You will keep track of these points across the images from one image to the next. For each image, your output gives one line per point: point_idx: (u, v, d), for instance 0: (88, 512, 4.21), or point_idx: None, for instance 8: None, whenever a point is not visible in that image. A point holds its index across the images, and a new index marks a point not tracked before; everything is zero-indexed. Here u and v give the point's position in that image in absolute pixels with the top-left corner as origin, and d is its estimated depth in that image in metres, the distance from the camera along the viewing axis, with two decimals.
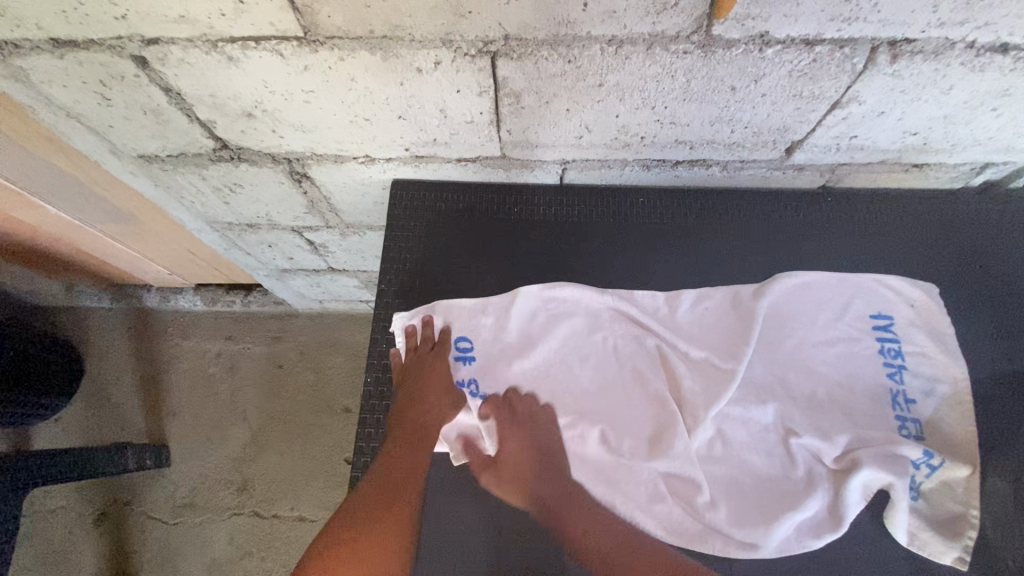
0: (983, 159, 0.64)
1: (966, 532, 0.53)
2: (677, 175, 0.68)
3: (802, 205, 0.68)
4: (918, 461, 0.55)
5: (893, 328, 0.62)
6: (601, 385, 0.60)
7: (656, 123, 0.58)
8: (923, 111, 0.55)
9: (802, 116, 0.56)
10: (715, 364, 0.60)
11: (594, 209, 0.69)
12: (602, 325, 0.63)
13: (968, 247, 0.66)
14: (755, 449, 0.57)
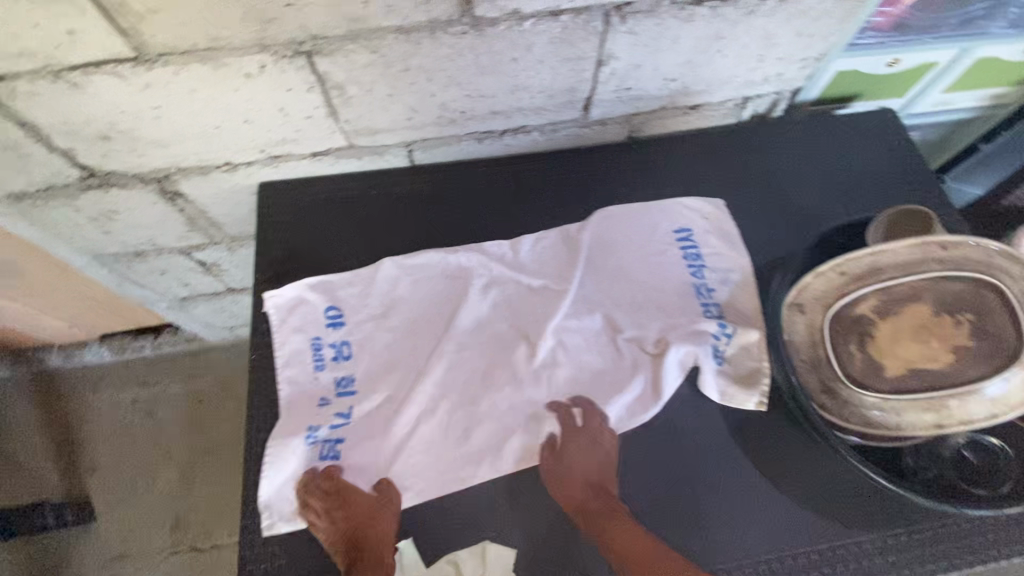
0: (738, 95, 0.80)
1: (763, 381, 0.66)
2: (506, 143, 0.80)
3: (614, 154, 0.83)
4: (716, 332, 0.68)
5: (693, 237, 0.76)
6: (460, 323, 0.69)
7: (467, 98, 0.70)
8: (668, 59, 0.69)
9: (579, 75, 0.69)
10: (551, 290, 0.72)
11: (442, 182, 0.80)
12: (457, 274, 0.73)
13: (742, 168, 0.82)
14: (591, 350, 0.69)
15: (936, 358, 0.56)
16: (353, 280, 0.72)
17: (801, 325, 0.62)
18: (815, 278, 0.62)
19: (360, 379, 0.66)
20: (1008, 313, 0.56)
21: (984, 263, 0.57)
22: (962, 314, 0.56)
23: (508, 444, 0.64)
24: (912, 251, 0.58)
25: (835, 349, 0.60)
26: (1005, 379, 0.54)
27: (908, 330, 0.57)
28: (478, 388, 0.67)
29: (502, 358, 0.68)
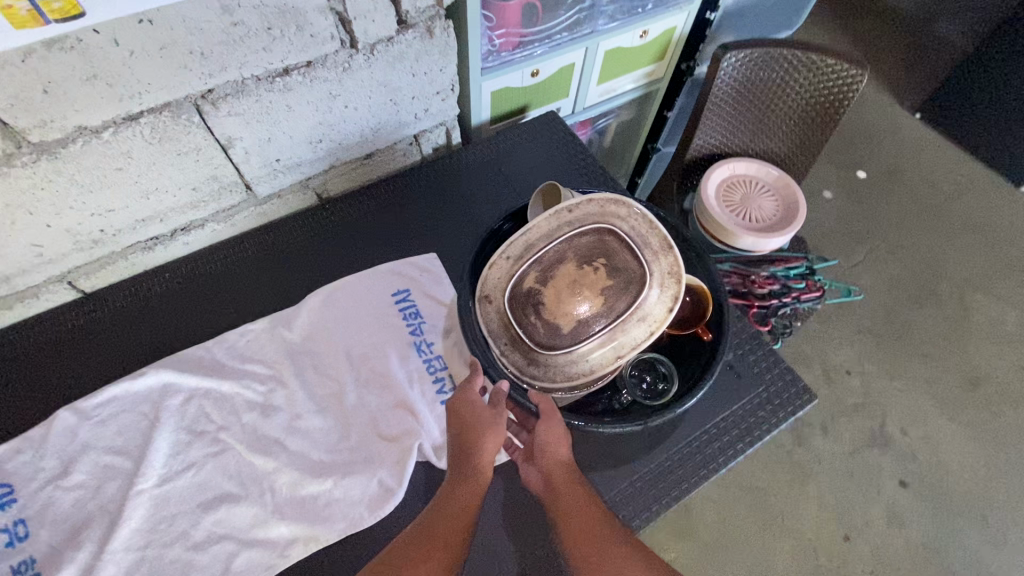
0: (403, 136, 0.86)
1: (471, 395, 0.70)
2: (186, 242, 0.78)
3: (306, 220, 0.83)
4: (434, 371, 0.73)
5: (397, 280, 0.79)
6: (158, 447, 0.64)
7: (96, 217, 0.66)
8: (297, 126, 0.71)
9: (211, 163, 0.69)
10: (258, 377, 0.70)
11: (123, 302, 0.75)
12: (149, 395, 0.68)
13: (433, 199, 0.88)
14: (310, 419, 0.68)
15: (593, 305, 0.61)
16: (22, 445, 0.64)
17: (493, 315, 0.64)
18: (490, 269, 0.65)
19: (45, 555, 0.59)
20: (628, 248, 0.62)
21: (600, 213, 0.64)
22: (597, 261, 0.61)
23: (234, 558, 0.60)
24: (547, 223, 0.64)
25: (520, 328, 0.62)
26: (649, 297, 0.62)
27: (564, 289, 0.60)
28: (192, 509, 0.62)
29: (213, 467, 0.64)
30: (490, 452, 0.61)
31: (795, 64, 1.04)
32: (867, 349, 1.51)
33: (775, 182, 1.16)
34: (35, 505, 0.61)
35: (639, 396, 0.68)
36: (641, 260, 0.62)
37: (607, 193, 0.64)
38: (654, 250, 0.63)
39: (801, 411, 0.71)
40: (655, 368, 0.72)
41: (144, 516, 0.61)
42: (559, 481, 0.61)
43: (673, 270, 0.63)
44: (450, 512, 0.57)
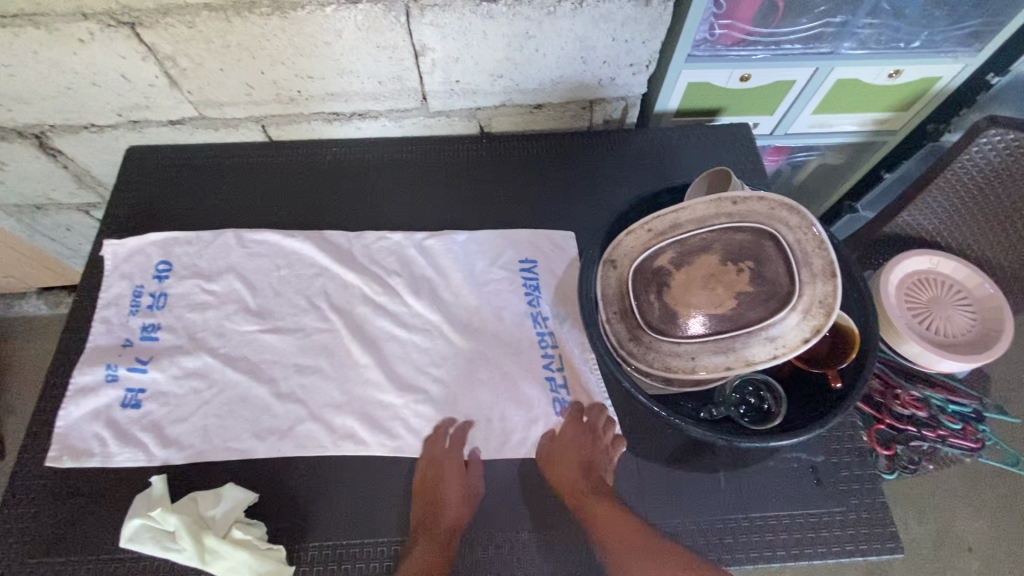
0: (580, 97, 0.83)
1: (533, 365, 0.69)
2: (358, 127, 0.86)
3: (461, 145, 0.87)
4: (514, 325, 0.72)
5: (517, 231, 0.79)
6: (270, 285, 0.74)
7: (299, 78, 0.75)
8: (485, 55, 0.73)
9: (400, 64, 0.74)
10: (365, 263, 0.76)
11: (294, 158, 0.85)
12: (280, 241, 0.77)
13: (583, 168, 0.85)
14: (389, 316, 0.72)
15: (721, 305, 0.59)
16: (183, 238, 0.77)
17: (613, 281, 0.65)
18: (627, 235, 0.65)
19: (163, 327, 0.71)
20: (782, 260, 0.58)
21: (767, 216, 0.60)
22: (742, 262, 0.60)
23: (283, 400, 0.67)
24: (705, 208, 0.61)
25: (636, 301, 0.63)
26: (783, 320, 0.56)
27: (698, 279, 0.61)
28: (270, 346, 0.70)
29: (300, 320, 0.72)
30: (455, 510, 0.60)
31: None
32: (1012, 537, 1.21)
33: (982, 298, 0.94)
34: (174, 287, 0.74)
35: (736, 416, 0.62)
36: (793, 277, 0.57)
37: (779, 195, 0.59)
38: (812, 272, 0.57)
39: (875, 556, 0.60)
40: (759, 392, 0.64)
41: (237, 333, 0.71)
42: (587, 501, 0.60)
43: (825, 302, 0.55)
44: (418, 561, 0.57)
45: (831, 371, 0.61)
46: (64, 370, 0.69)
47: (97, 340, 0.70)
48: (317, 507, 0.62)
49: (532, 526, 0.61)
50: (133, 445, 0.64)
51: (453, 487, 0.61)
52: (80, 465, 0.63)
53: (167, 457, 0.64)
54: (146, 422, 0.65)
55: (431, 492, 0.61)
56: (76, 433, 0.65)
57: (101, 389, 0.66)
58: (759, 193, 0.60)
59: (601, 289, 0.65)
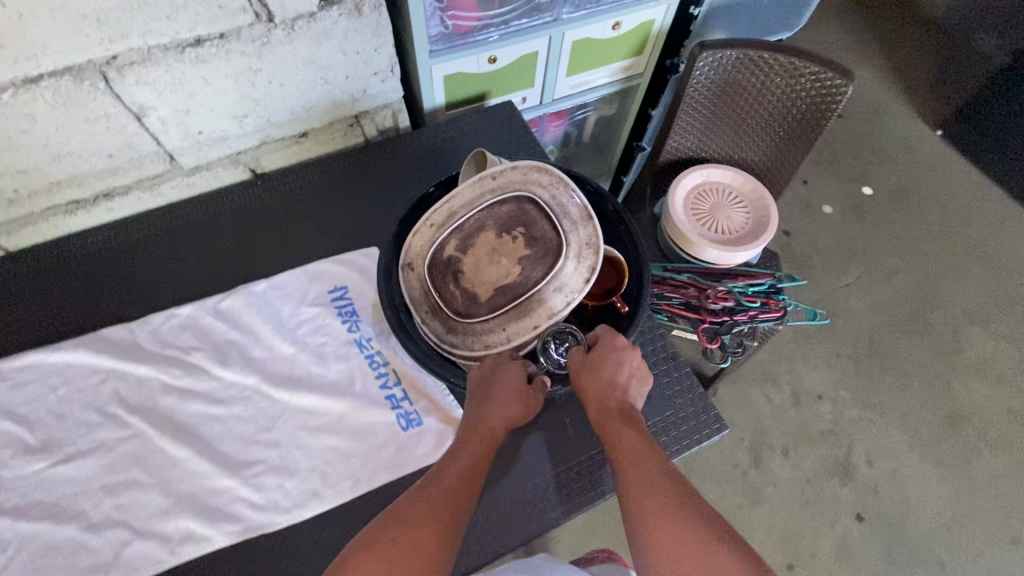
0: (341, 115, 0.83)
1: (368, 389, 0.68)
2: (110, 208, 0.77)
3: (237, 193, 0.82)
4: (340, 357, 0.70)
5: (320, 265, 0.77)
6: (48, 411, 0.65)
7: (5, 176, 0.66)
8: (218, 99, 0.70)
9: (125, 132, 0.68)
10: (158, 350, 0.69)
11: (40, 261, 0.75)
12: (46, 358, 0.67)
13: (369, 181, 0.85)
14: (200, 396, 0.66)
15: (510, 274, 0.62)
16: None
17: (415, 282, 0.66)
18: (412, 236, 0.67)
19: None
20: (546, 218, 0.63)
21: (522, 182, 0.65)
22: (516, 229, 0.63)
23: (98, 531, 0.59)
24: (470, 190, 0.65)
25: (439, 294, 0.64)
26: (564, 267, 0.62)
27: (483, 258, 0.63)
28: (66, 478, 0.61)
29: (95, 437, 0.63)
30: (490, 433, 0.59)
31: (777, 67, 0.98)
32: (843, 374, 1.45)
33: (748, 193, 1.11)
34: None
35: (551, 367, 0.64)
36: (557, 229, 0.62)
37: (528, 161, 0.66)
38: (572, 220, 0.63)
39: (707, 441, 0.68)
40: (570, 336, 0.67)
41: (19, 481, 0.61)
42: (613, 424, 0.58)
43: (590, 242, 0.63)
44: (462, 465, 0.56)
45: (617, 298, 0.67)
46: None
47: None
48: None
49: None
50: None
51: (507, 403, 0.60)
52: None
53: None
54: None
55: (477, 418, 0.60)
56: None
57: None
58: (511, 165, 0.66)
59: (408, 293, 0.66)
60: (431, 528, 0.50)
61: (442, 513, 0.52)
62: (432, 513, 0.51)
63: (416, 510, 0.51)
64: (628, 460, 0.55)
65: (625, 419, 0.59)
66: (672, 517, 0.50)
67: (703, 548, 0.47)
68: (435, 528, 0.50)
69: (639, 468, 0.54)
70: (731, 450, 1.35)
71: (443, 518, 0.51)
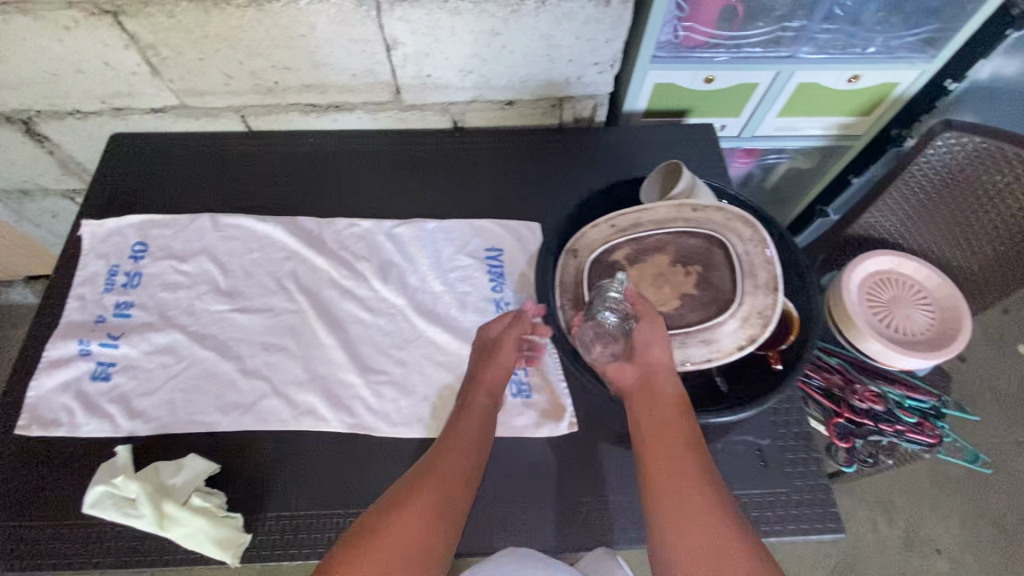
0: (549, 95, 0.86)
1: None
2: (335, 119, 0.88)
3: (436, 139, 0.90)
4: (480, 309, 0.74)
5: (489, 223, 0.81)
6: (241, 267, 0.76)
7: (275, 69, 0.78)
8: (455, 51, 0.76)
9: (372, 58, 0.77)
10: (336, 250, 0.79)
11: (273, 147, 0.88)
12: (253, 226, 0.80)
13: (552, 163, 0.88)
14: (354, 300, 0.75)
15: (666, 304, 0.61)
16: (159, 222, 0.79)
17: (572, 268, 0.67)
18: (592, 227, 0.67)
19: (135, 304, 0.73)
20: (729, 269, 0.60)
21: (721, 225, 0.62)
22: (691, 266, 0.61)
23: (246, 378, 0.69)
24: (665, 211, 0.63)
25: (590, 291, 0.65)
26: (724, 324, 0.59)
27: (648, 277, 0.62)
28: (235, 326, 0.72)
29: (266, 301, 0.74)
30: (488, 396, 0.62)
31: None
32: (978, 539, 1.22)
33: (942, 300, 0.96)
34: (147, 267, 0.76)
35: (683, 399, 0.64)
36: (735, 285, 0.59)
37: (737, 208, 0.61)
38: (755, 283, 0.59)
39: (817, 536, 0.62)
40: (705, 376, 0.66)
41: (203, 314, 0.73)
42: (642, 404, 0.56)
43: (763, 313, 0.58)
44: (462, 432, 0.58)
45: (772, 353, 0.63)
46: (35, 346, 0.71)
47: (70, 313, 0.72)
48: (273, 480, 0.64)
49: (483, 502, 0.62)
50: (100, 418, 0.66)
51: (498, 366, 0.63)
52: (49, 435, 0.65)
53: (132, 429, 0.66)
54: (116, 396, 0.67)
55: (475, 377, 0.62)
56: (46, 405, 0.67)
57: (73, 364, 0.69)
58: (718, 204, 0.62)
59: (560, 276, 0.67)
60: (427, 511, 0.51)
61: (435, 501, 0.52)
62: (421, 513, 0.51)
63: (416, 496, 0.52)
64: (656, 452, 0.54)
65: (656, 402, 0.56)
66: (700, 507, 0.49)
67: (729, 541, 0.47)
68: (431, 516, 0.51)
69: (674, 459, 0.52)
70: (807, 561, 1.21)
71: (440, 504, 0.52)
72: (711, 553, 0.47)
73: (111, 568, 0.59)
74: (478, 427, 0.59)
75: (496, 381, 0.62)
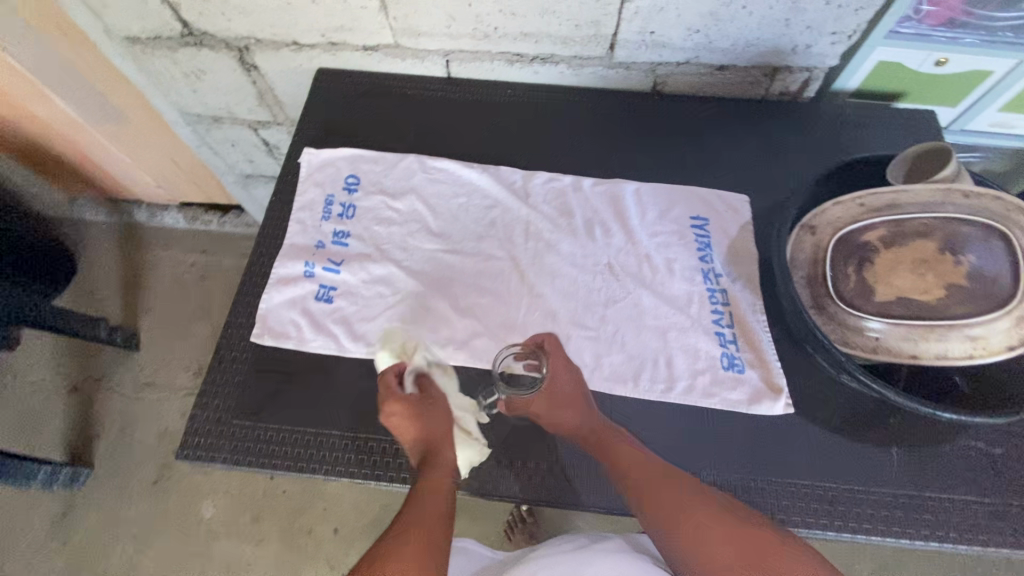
0: (768, 63, 0.82)
1: (701, 319, 0.70)
2: (535, 72, 0.88)
3: (634, 100, 0.88)
4: (688, 278, 0.73)
5: (694, 192, 0.79)
6: (449, 210, 0.78)
7: (500, 15, 0.78)
8: (691, 7, 0.74)
9: (603, 9, 0.75)
10: (540, 203, 0.79)
11: (471, 95, 0.89)
12: (459, 170, 0.81)
13: (756, 136, 0.85)
14: (560, 254, 0.75)
15: (927, 293, 0.58)
16: (370, 158, 0.82)
17: (807, 245, 0.65)
18: (834, 204, 0.64)
19: (353, 234, 0.76)
20: (1008, 262, 0.56)
21: (1000, 215, 0.57)
22: (962, 255, 0.57)
23: (460, 317, 0.70)
24: (934, 193, 0.59)
25: (832, 271, 0.62)
26: (996, 322, 0.55)
27: (908, 262, 0.59)
28: (446, 266, 0.74)
29: (475, 245, 0.75)
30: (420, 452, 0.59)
31: None
32: None
33: None
34: (361, 201, 0.78)
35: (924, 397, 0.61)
36: (1017, 281, 0.55)
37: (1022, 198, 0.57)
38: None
39: None
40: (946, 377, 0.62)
41: (416, 251, 0.75)
42: (609, 446, 0.60)
43: None
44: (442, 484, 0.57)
45: None
46: (261, 262, 0.75)
47: (293, 236, 0.76)
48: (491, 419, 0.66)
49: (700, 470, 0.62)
50: (325, 337, 0.69)
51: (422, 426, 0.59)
52: (279, 346, 0.69)
53: (355, 351, 0.69)
54: (339, 319, 0.70)
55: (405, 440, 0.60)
56: (276, 318, 0.71)
57: (298, 284, 0.72)
58: (997, 192, 0.58)
59: (794, 251, 0.65)
60: (436, 524, 0.54)
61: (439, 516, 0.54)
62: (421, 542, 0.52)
63: (410, 520, 0.53)
64: (620, 477, 0.58)
65: (607, 442, 0.60)
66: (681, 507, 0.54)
67: (715, 525, 0.53)
68: (431, 550, 0.52)
69: (638, 477, 0.57)
70: None
71: (444, 515, 0.55)
72: (711, 541, 0.52)
73: (340, 475, 0.64)
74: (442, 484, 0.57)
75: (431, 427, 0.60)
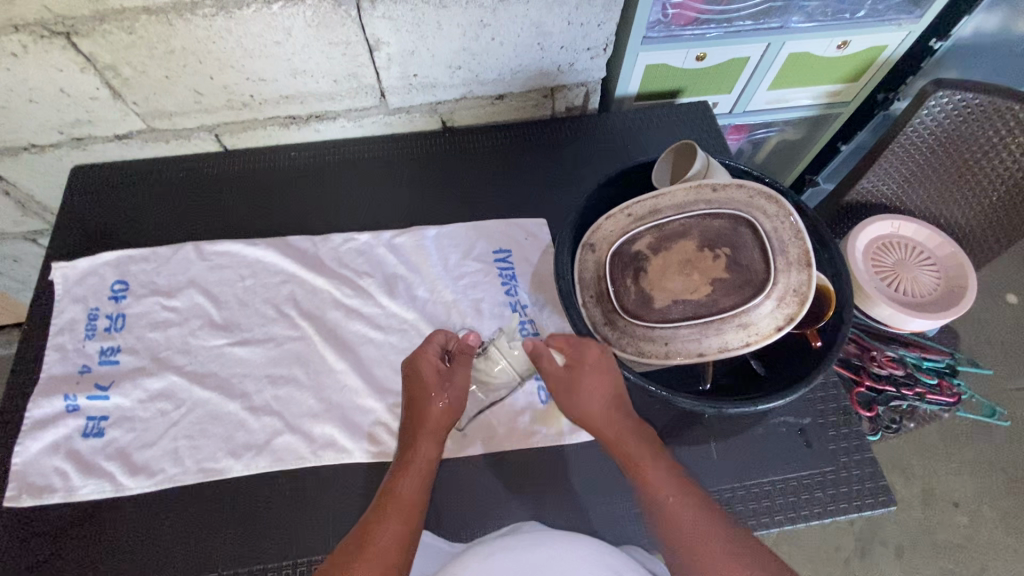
0: (543, 85, 0.83)
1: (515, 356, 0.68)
2: (317, 130, 0.83)
3: (425, 141, 0.85)
4: (498, 316, 0.70)
5: (494, 224, 0.78)
6: (236, 297, 0.71)
7: (251, 82, 0.73)
8: (443, 46, 0.73)
9: (355, 61, 0.72)
10: (336, 267, 0.74)
11: (251, 165, 0.83)
12: (243, 250, 0.74)
13: (550, 154, 0.85)
14: (363, 319, 0.70)
15: (696, 291, 0.59)
16: (139, 256, 0.73)
17: (590, 264, 0.63)
18: (605, 220, 0.64)
19: (125, 348, 0.67)
20: (758, 247, 0.58)
21: (745, 203, 0.60)
22: (719, 248, 0.59)
23: (257, 416, 0.64)
24: (685, 193, 0.61)
25: (614, 285, 0.62)
26: (760, 306, 0.56)
27: (674, 265, 0.60)
28: (237, 361, 0.67)
29: (268, 330, 0.69)
30: (421, 438, 0.56)
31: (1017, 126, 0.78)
32: (992, 489, 1.21)
33: (944, 258, 0.94)
34: (132, 308, 0.70)
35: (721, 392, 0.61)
36: (768, 264, 0.57)
37: (758, 183, 0.60)
38: (788, 260, 0.57)
39: (868, 512, 0.61)
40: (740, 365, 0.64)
41: (201, 351, 0.67)
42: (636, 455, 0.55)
43: (799, 290, 0.56)
44: (414, 478, 0.54)
45: (809, 331, 0.61)
46: (15, 407, 0.64)
47: (51, 367, 0.66)
48: (305, 522, 0.59)
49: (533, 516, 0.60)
50: (95, 477, 0.60)
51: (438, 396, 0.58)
52: (42, 503, 0.59)
53: (136, 486, 0.60)
54: (112, 451, 0.61)
55: (416, 418, 0.57)
56: (35, 470, 0.60)
57: (59, 422, 0.62)
58: (738, 181, 0.61)
59: (579, 272, 0.64)
60: (409, 519, 0.51)
61: (412, 507, 0.52)
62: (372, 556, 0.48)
63: (391, 506, 0.52)
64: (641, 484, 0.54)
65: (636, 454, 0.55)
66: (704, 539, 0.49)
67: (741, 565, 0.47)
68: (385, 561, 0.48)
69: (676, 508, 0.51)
70: (835, 531, 1.19)
71: (411, 511, 0.52)
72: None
73: None
74: (420, 478, 0.55)
75: (445, 405, 0.58)
